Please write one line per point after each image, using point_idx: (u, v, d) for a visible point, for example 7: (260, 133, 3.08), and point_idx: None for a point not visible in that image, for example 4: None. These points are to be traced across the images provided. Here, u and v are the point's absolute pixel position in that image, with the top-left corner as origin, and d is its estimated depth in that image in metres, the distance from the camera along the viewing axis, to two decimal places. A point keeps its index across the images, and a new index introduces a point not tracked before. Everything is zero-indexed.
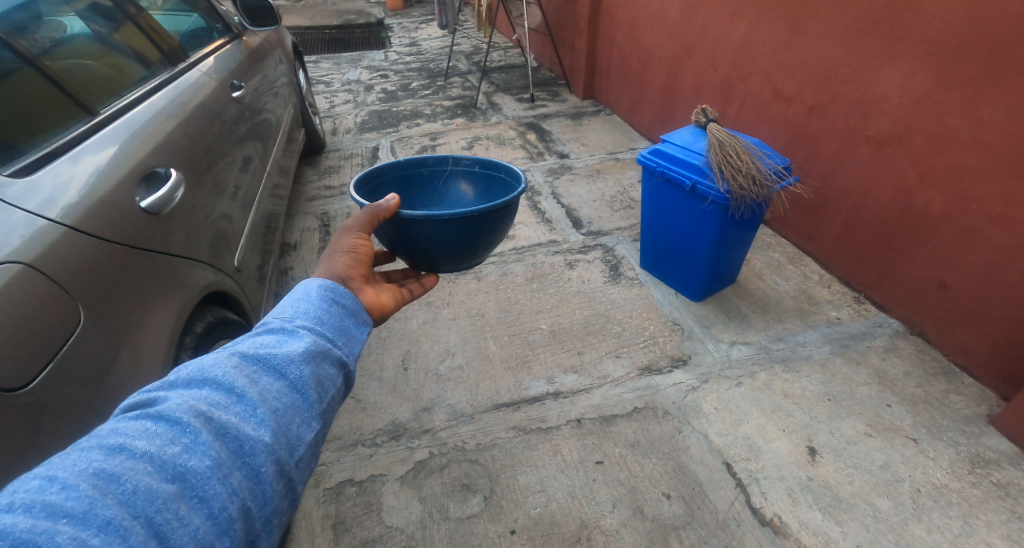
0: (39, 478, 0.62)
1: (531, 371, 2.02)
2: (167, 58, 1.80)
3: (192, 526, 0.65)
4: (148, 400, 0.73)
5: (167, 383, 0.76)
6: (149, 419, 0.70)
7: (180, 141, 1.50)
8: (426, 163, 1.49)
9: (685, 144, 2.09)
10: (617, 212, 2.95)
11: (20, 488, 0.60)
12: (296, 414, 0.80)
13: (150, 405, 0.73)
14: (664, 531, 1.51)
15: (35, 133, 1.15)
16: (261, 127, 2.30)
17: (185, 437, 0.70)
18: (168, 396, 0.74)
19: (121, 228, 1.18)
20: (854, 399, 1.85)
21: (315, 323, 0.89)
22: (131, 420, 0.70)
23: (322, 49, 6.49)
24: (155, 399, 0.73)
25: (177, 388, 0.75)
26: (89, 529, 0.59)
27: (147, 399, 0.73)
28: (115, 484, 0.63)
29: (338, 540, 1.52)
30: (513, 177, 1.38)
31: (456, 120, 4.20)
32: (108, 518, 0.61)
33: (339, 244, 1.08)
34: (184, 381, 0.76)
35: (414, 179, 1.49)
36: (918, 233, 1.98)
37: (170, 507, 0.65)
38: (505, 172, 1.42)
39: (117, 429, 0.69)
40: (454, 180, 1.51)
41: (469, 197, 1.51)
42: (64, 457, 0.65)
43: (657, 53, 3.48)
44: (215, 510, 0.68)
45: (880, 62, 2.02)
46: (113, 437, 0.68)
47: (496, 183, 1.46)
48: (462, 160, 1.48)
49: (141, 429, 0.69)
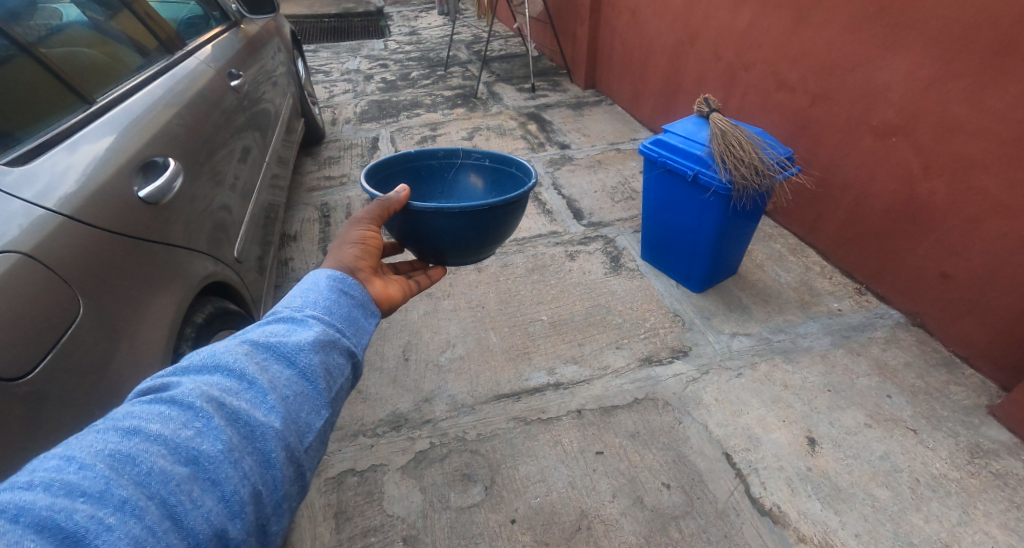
0: (56, 458, 0.63)
1: (532, 362, 2.02)
2: (163, 46, 1.78)
3: (204, 509, 0.66)
4: (160, 385, 0.73)
5: (180, 369, 0.76)
6: (162, 404, 0.71)
7: (178, 131, 1.49)
8: (436, 155, 1.48)
9: (687, 134, 2.07)
10: (618, 203, 2.94)
11: (38, 468, 0.61)
12: (306, 402, 0.80)
13: (163, 390, 0.73)
14: (663, 520, 1.52)
15: (32, 121, 1.14)
16: (259, 116, 2.28)
17: (198, 421, 0.70)
18: (181, 381, 0.74)
19: (121, 218, 1.17)
20: (854, 390, 1.85)
21: (324, 313, 0.89)
22: (144, 404, 0.71)
23: (320, 39, 6.43)
24: (167, 385, 0.73)
25: (189, 374, 0.76)
26: (106, 509, 0.60)
27: (160, 384, 0.73)
28: (130, 465, 0.64)
29: (340, 530, 1.53)
30: (523, 172, 1.37)
31: (457, 110, 4.17)
32: (123, 498, 0.61)
33: (348, 235, 1.08)
34: (197, 367, 0.76)
35: (423, 171, 1.48)
36: (921, 223, 1.98)
37: (183, 488, 0.65)
38: (515, 166, 1.41)
39: (131, 412, 0.69)
40: (464, 173, 1.50)
41: (478, 190, 1.50)
42: (79, 439, 0.65)
43: (660, 42, 3.45)
44: (228, 493, 0.68)
45: (885, 50, 2.00)
46: (128, 419, 0.68)
47: (506, 177, 1.44)
48: (472, 153, 1.48)
49: (155, 413, 0.69)
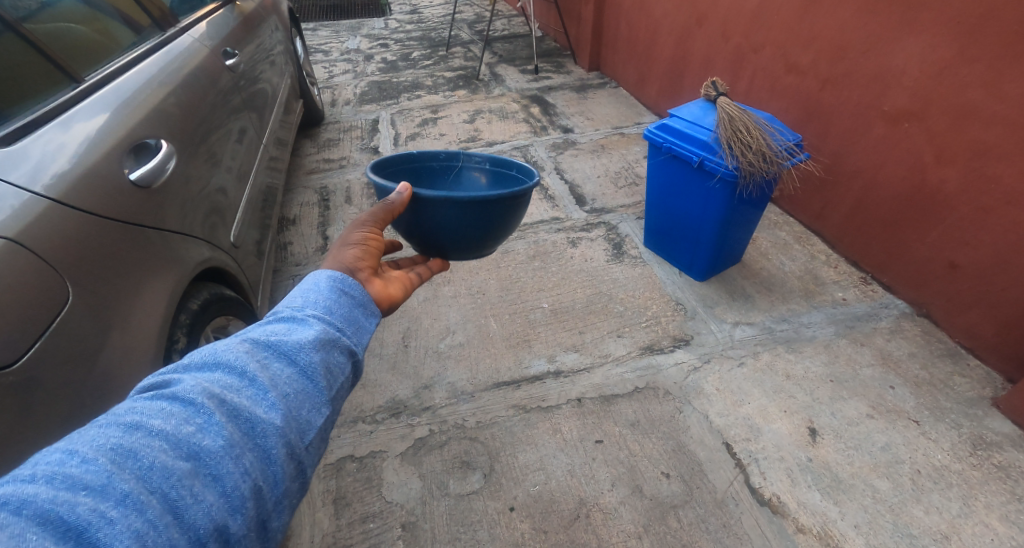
0: (58, 451, 0.61)
1: (532, 350, 2.01)
2: (156, 22, 1.72)
3: (205, 504, 0.64)
4: (161, 382, 0.72)
5: (181, 365, 0.75)
6: (164, 400, 0.69)
7: (172, 112, 1.45)
8: (439, 157, 1.44)
9: (694, 119, 2.02)
10: (621, 188, 2.90)
11: (41, 461, 0.60)
12: (305, 400, 0.77)
13: (164, 386, 0.72)
14: (662, 509, 1.51)
15: (18, 99, 1.10)
16: (256, 97, 2.23)
17: (199, 417, 0.68)
18: (182, 378, 0.72)
19: (112, 201, 1.14)
20: (857, 381, 1.83)
21: (324, 312, 0.87)
22: (146, 400, 0.69)
23: (319, 17, 6.32)
24: (169, 381, 0.71)
25: (191, 370, 0.74)
26: (108, 502, 0.59)
27: (161, 380, 0.71)
28: (132, 460, 0.62)
29: (339, 515, 1.53)
30: (524, 173, 1.34)
31: (458, 92, 4.10)
32: (126, 492, 0.60)
33: (349, 236, 1.05)
34: (198, 363, 0.74)
35: (425, 173, 1.44)
36: (931, 212, 1.94)
37: (184, 483, 0.63)
38: (517, 169, 1.37)
39: (133, 407, 0.67)
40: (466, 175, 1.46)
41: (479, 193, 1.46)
42: (83, 432, 0.64)
43: (667, 23, 3.37)
44: (229, 488, 0.66)
45: (900, 32, 1.93)
46: (130, 415, 0.66)
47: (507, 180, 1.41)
48: (475, 155, 1.43)
49: (157, 409, 0.68)
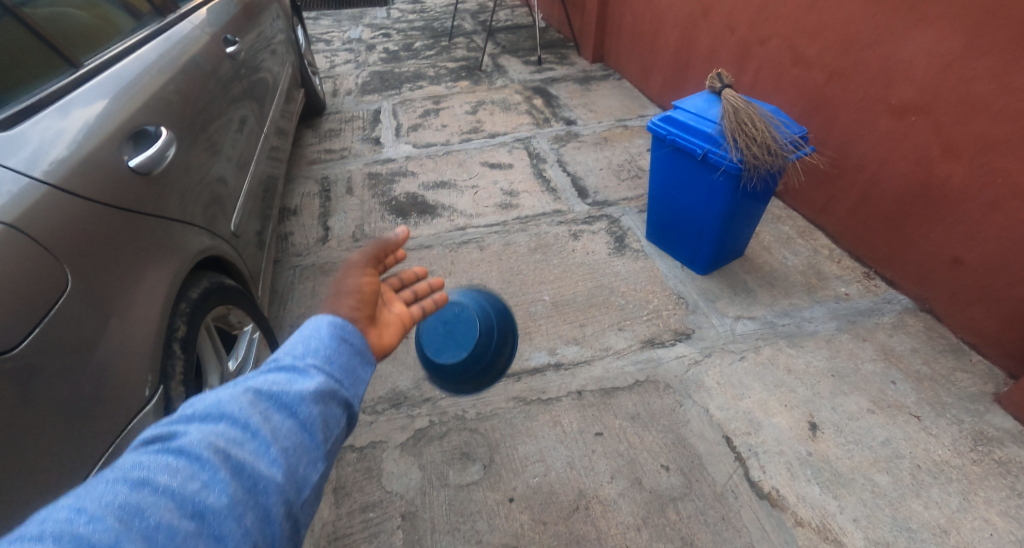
0: (65, 507, 0.60)
1: (532, 342, 2.00)
2: (156, 8, 1.71)
3: None
4: (165, 433, 0.69)
5: (183, 415, 0.72)
6: (166, 454, 0.66)
7: (171, 100, 1.44)
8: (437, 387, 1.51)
9: (699, 111, 2.00)
10: (624, 181, 2.88)
11: (48, 516, 0.59)
12: (305, 455, 0.73)
13: (167, 438, 0.69)
14: (662, 502, 1.51)
15: (16, 85, 1.09)
16: (257, 85, 2.22)
17: (203, 474, 0.66)
18: (185, 429, 0.69)
19: (111, 188, 1.13)
20: (858, 376, 1.83)
21: (325, 361, 0.80)
22: (148, 453, 0.67)
23: (321, 6, 6.28)
24: (172, 433, 0.69)
25: (193, 421, 0.71)
26: None
27: (164, 432, 0.69)
28: (137, 519, 0.61)
29: (339, 505, 1.53)
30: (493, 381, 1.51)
31: (461, 83, 4.08)
32: None
33: (344, 284, 0.89)
34: (201, 414, 0.71)
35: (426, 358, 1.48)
36: (936, 207, 1.92)
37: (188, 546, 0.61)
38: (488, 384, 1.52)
39: (135, 462, 0.65)
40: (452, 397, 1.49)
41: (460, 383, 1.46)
42: (87, 486, 0.62)
43: (672, 15, 3.34)
44: None
45: (909, 25, 1.91)
46: (135, 469, 0.64)
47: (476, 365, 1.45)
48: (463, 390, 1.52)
49: (161, 464, 0.65)
